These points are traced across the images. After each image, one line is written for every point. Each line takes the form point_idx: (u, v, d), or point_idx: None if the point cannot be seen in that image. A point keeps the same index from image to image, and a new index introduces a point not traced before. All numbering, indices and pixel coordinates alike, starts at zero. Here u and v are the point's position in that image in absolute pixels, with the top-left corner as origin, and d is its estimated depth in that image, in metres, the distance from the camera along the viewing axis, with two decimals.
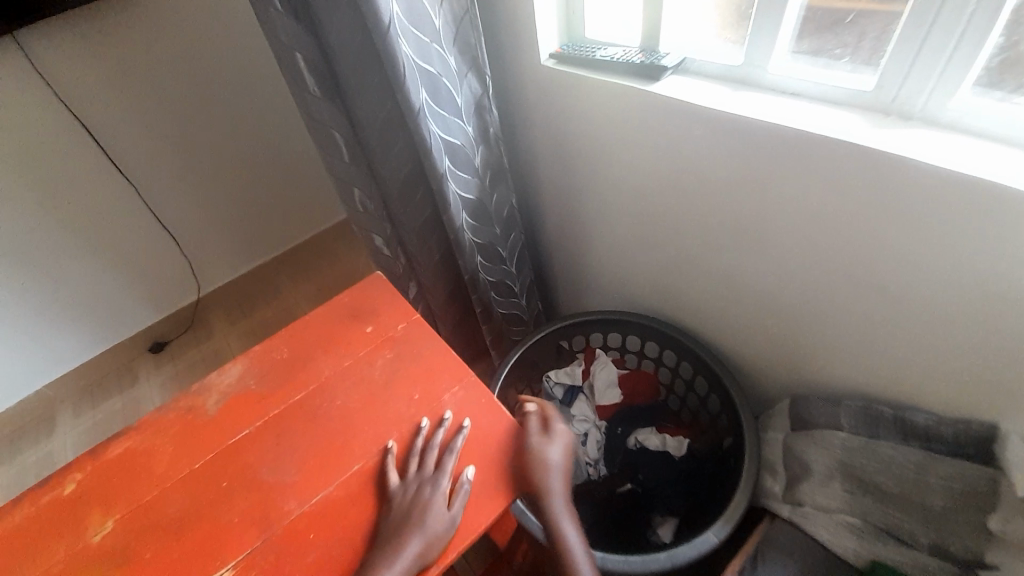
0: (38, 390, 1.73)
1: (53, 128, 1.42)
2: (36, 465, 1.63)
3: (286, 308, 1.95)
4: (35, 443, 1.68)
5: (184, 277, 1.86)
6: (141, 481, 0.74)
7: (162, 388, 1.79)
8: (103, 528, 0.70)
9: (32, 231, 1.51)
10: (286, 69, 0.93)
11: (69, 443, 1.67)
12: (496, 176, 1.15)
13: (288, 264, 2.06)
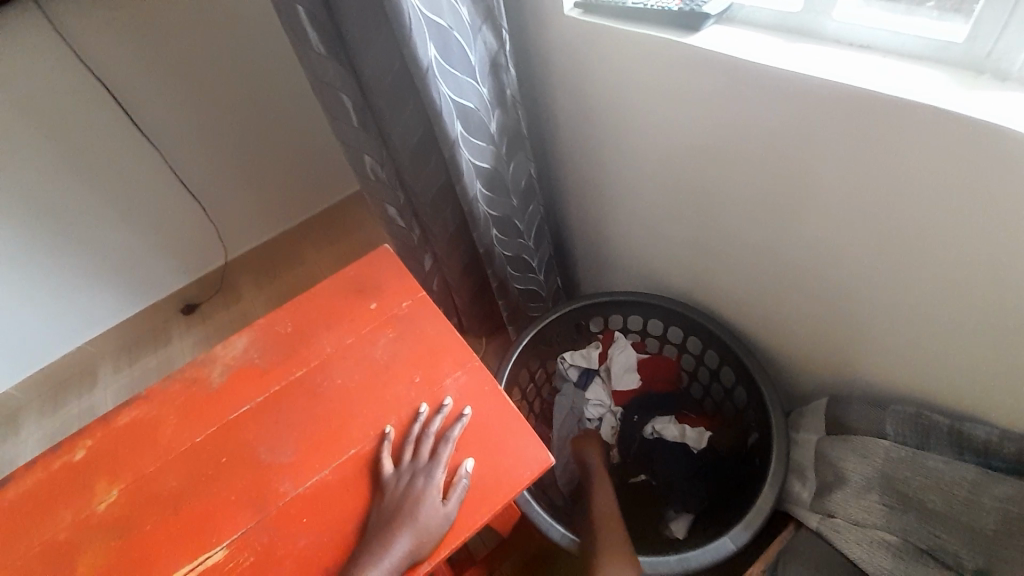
0: (79, 347, 1.82)
1: (73, 90, 1.41)
2: (79, 416, 1.74)
3: (309, 275, 1.95)
4: (79, 396, 1.78)
5: (209, 242, 1.88)
6: (146, 451, 0.75)
7: (192, 349, 1.85)
8: (109, 496, 0.72)
9: (62, 194, 1.54)
10: (288, 24, 0.86)
11: (109, 397, 1.77)
12: (514, 142, 1.06)
13: (310, 231, 2.04)
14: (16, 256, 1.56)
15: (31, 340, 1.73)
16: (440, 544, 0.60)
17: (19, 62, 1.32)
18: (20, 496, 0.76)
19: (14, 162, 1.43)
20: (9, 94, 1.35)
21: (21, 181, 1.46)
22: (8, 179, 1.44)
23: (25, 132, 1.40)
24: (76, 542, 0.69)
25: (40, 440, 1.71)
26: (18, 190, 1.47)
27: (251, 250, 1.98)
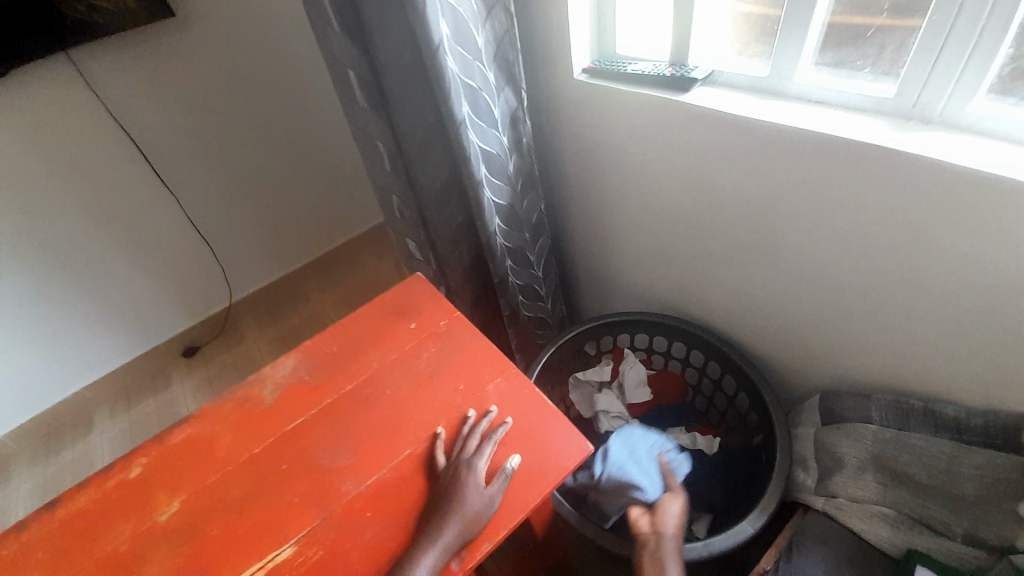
0: (77, 391, 1.81)
1: (108, 143, 1.53)
2: (72, 464, 1.71)
3: (314, 315, 2.02)
4: (72, 443, 1.76)
5: (217, 284, 1.95)
6: (203, 464, 0.80)
7: (193, 392, 1.86)
8: (170, 507, 0.76)
9: (82, 238, 1.61)
10: (338, 83, 1.01)
11: (105, 443, 1.75)
12: (528, 183, 1.19)
13: (314, 274, 2.14)
14: (28, 300, 1.59)
15: (29, 385, 1.72)
16: (496, 526, 0.67)
17: (59, 120, 1.44)
18: (73, 515, 0.79)
19: (44, 209, 1.51)
20: (47, 148, 1.45)
21: (46, 228, 1.53)
22: (35, 225, 1.51)
23: (58, 181, 1.50)
24: (140, 551, 0.73)
25: (30, 490, 1.67)
26: (41, 235, 1.54)
27: (258, 291, 2.05)
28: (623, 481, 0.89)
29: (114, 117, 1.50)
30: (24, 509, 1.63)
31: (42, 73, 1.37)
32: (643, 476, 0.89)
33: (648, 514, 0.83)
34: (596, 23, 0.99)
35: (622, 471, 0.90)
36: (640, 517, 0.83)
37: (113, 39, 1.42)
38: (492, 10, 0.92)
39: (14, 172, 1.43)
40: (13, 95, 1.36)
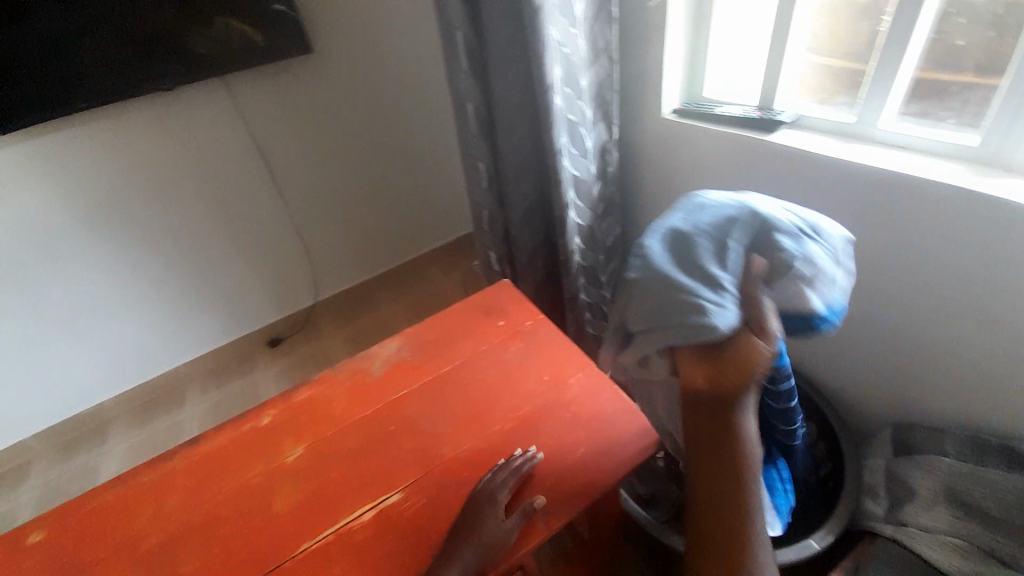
0: (176, 366, 2.04)
1: (245, 153, 1.81)
2: (168, 430, 1.90)
3: (385, 319, 2.19)
4: (170, 411, 1.96)
5: (307, 283, 2.17)
6: (325, 419, 0.94)
7: (276, 377, 2.03)
8: (296, 451, 0.90)
9: (210, 231, 1.87)
10: (458, 114, 1.21)
11: (194, 415, 1.94)
12: (607, 208, 1.29)
13: (386, 282, 2.32)
14: (160, 279, 1.86)
15: (145, 354, 1.96)
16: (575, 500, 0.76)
17: (211, 131, 1.72)
18: (214, 450, 0.93)
19: (187, 205, 1.79)
20: (199, 154, 1.74)
21: (185, 220, 1.81)
22: (179, 216, 1.79)
23: (201, 182, 1.78)
24: (271, 484, 0.86)
25: (129, 448, 1.86)
26: (181, 225, 1.81)
27: (338, 293, 2.25)
28: (676, 296, 0.66)
29: (251, 133, 1.78)
30: (123, 463, 1.81)
31: (202, 94, 1.66)
32: (713, 296, 0.65)
33: (711, 359, 0.64)
34: (689, 70, 1.12)
35: (675, 278, 0.67)
36: (703, 375, 0.63)
37: (262, 69, 1.71)
38: (596, 57, 1.07)
39: (171, 171, 1.72)
40: (181, 111, 1.65)
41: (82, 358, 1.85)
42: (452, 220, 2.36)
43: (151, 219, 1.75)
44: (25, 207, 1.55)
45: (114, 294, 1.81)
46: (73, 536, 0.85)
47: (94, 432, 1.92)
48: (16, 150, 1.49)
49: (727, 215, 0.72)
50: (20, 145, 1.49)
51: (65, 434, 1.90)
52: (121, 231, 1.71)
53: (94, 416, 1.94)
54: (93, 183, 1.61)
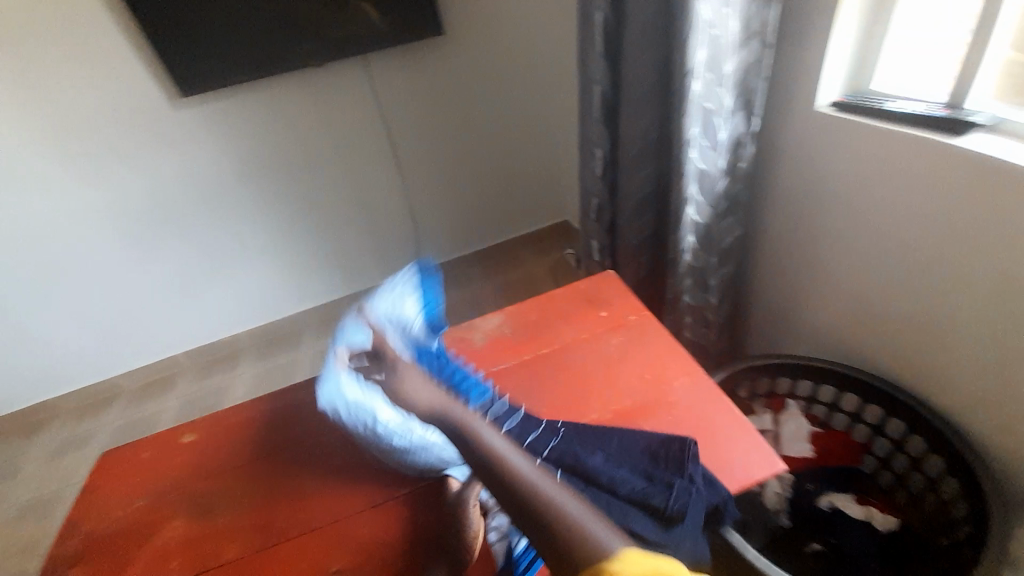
0: (297, 312, 2.22)
1: (373, 125, 1.96)
2: (281, 367, 2.06)
3: (476, 294, 2.23)
4: (286, 350, 2.13)
5: (410, 253, 2.29)
6: None
7: None
8: None
9: (336, 193, 2.04)
10: (584, 98, 1.20)
11: (307, 357, 2.08)
12: (731, 207, 1.17)
13: (478, 261, 2.38)
14: (290, 231, 2.05)
15: (269, 297, 2.15)
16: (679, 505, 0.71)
17: (348, 103, 1.89)
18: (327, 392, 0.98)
19: (321, 167, 1.97)
20: (336, 122, 1.91)
21: (316, 181, 1.99)
22: (313, 177, 1.97)
23: (333, 147, 1.95)
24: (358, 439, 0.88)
25: (250, 377, 2.04)
26: (312, 185, 1.99)
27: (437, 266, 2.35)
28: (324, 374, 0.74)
29: (379, 107, 1.93)
30: (244, 389, 2.00)
31: (343, 68, 1.83)
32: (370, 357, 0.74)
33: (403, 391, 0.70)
34: (857, 59, 0.99)
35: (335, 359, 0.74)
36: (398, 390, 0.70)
37: (398, 48, 1.85)
38: (748, 40, 0.98)
39: (311, 136, 1.90)
40: (328, 83, 1.84)
41: (224, 294, 2.08)
42: (552, 208, 2.38)
43: (290, 177, 1.95)
44: (198, 156, 1.81)
45: (253, 240, 2.01)
46: (209, 438, 0.93)
47: (224, 358, 2.15)
48: (199, 107, 1.74)
49: None
50: (203, 106, 1.74)
51: (205, 357, 2.16)
52: (266, 185, 1.92)
53: (225, 346, 2.16)
54: (251, 141, 1.84)
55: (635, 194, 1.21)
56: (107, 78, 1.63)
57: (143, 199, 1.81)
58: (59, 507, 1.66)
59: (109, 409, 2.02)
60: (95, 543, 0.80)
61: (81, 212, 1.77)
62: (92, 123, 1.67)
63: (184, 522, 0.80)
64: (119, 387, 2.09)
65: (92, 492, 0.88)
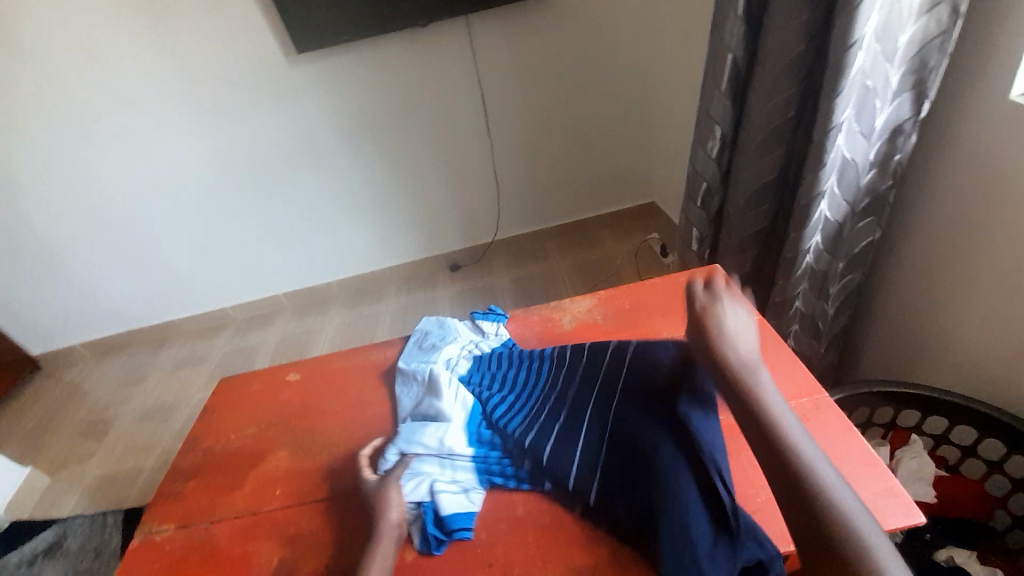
0: (380, 268, 2.33)
1: (470, 88, 1.94)
2: (364, 318, 2.19)
3: (553, 269, 2.20)
4: (369, 303, 2.27)
5: (491, 222, 2.29)
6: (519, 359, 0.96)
7: (452, 297, 2.18)
8: None
9: (427, 156, 2.08)
10: (710, 66, 1.07)
11: (388, 311, 2.19)
12: (872, 206, 1.02)
13: (560, 237, 2.34)
14: (382, 191, 2.13)
15: (358, 252, 2.28)
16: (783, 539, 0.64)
17: (448, 65, 1.89)
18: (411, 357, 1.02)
19: (416, 129, 2.01)
20: (435, 85, 1.92)
21: (411, 143, 2.03)
22: (409, 139, 2.02)
23: (430, 110, 1.97)
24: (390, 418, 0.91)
25: (336, 324, 2.20)
26: (407, 147, 2.04)
27: (516, 237, 2.34)
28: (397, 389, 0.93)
29: (478, 71, 1.91)
30: (330, 334, 2.16)
31: (447, 29, 1.82)
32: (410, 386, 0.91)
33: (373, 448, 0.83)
34: None
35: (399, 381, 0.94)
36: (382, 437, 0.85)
37: (503, 9, 1.80)
38: (934, 5, 0.82)
39: (410, 98, 1.93)
40: (431, 44, 1.84)
41: (319, 244, 2.23)
42: (639, 187, 2.29)
43: (387, 138, 2.00)
44: (307, 112, 1.91)
45: (348, 196, 2.12)
46: (312, 382, 1.01)
47: (315, 303, 2.34)
48: (312, 65, 1.83)
49: (425, 331, 1.02)
50: (316, 64, 1.83)
51: (300, 301, 2.36)
52: (364, 144, 2.00)
53: (318, 292, 2.35)
54: (355, 101, 1.91)
55: (755, 182, 1.08)
56: (236, 34, 1.75)
57: (257, 149, 1.96)
58: (177, 416, 1.92)
59: (220, 335, 2.30)
60: (215, 459, 0.91)
61: (206, 157, 1.96)
62: (220, 74, 1.81)
63: (289, 454, 0.88)
64: (229, 317, 2.36)
65: (212, 413, 1.00)
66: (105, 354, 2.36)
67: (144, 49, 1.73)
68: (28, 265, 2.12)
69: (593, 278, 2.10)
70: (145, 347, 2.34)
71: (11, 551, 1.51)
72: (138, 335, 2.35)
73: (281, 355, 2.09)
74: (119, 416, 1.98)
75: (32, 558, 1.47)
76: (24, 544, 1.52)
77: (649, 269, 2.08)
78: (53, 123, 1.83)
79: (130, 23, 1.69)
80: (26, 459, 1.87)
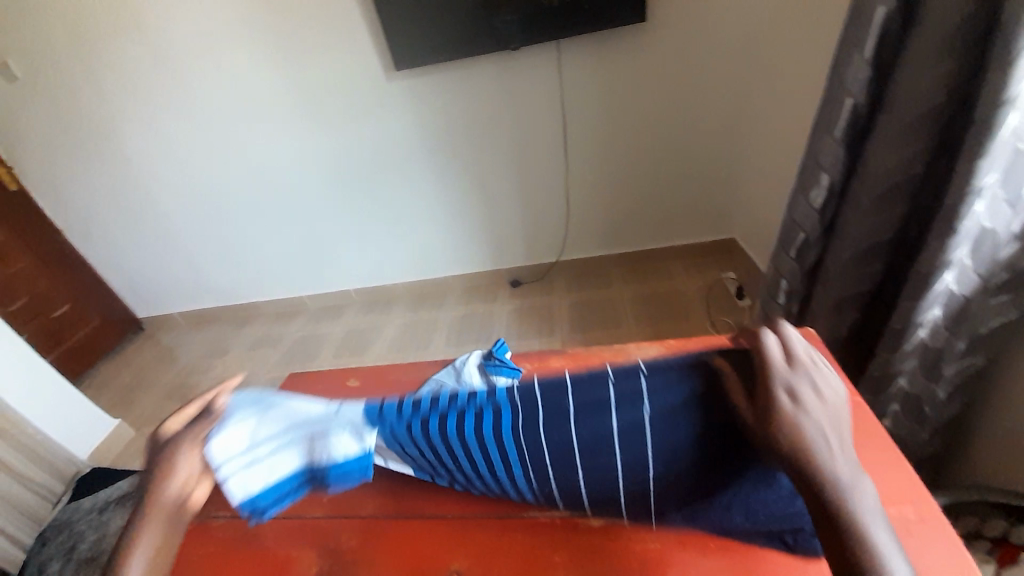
0: (445, 276, 2.39)
1: (551, 111, 1.95)
2: (423, 322, 2.24)
3: (616, 296, 2.12)
4: (432, 308, 2.32)
5: (557, 243, 2.27)
6: None
7: (511, 312, 2.17)
8: None
9: (501, 174, 2.10)
10: (824, 110, 0.98)
11: (446, 319, 2.23)
12: (1011, 283, 0.87)
13: (626, 264, 2.27)
14: (457, 202, 2.18)
15: (426, 258, 2.35)
16: None
17: (531, 86, 1.90)
18: None
19: (492, 146, 2.04)
20: (517, 105, 1.94)
21: (488, 160, 2.07)
22: (486, 155, 2.06)
23: (509, 128, 1.99)
24: None
25: (397, 324, 2.28)
26: (485, 163, 2.08)
27: (581, 261, 2.29)
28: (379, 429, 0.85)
29: (562, 95, 1.91)
30: (392, 331, 2.24)
31: (535, 53, 1.84)
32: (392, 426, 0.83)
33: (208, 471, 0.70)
34: None
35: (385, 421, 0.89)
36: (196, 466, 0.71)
37: (593, 38, 1.80)
38: None
39: (492, 117, 1.97)
40: (516, 67, 1.87)
41: (391, 247, 2.33)
42: (717, 222, 2.16)
43: (465, 154, 2.06)
44: (395, 122, 2.01)
45: (423, 205, 2.20)
46: (370, 389, 1.03)
47: (381, 302, 2.45)
48: (406, 80, 1.92)
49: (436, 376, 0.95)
50: (408, 80, 1.92)
51: (369, 297, 2.47)
52: (443, 157, 2.07)
53: (385, 292, 2.45)
54: (440, 117, 1.99)
55: (862, 240, 0.97)
56: (343, 49, 1.88)
57: (347, 155, 2.10)
58: None
59: (295, 321, 2.47)
60: None
61: (301, 157, 2.12)
62: (321, 84, 1.95)
63: None
64: (304, 305, 2.53)
65: None
66: (196, 325, 2.62)
67: (260, 59, 1.92)
68: (142, 238, 2.42)
69: (657, 311, 2.00)
70: (229, 323, 2.57)
71: (89, 494, 1.62)
72: (224, 311, 2.59)
73: (344, 348, 2.19)
74: (199, 383, 2.17)
75: (106, 505, 1.57)
76: (99, 491, 1.63)
77: (721, 311, 1.95)
78: (180, 119, 2.08)
79: (252, 36, 1.88)
80: (118, 410, 2.10)
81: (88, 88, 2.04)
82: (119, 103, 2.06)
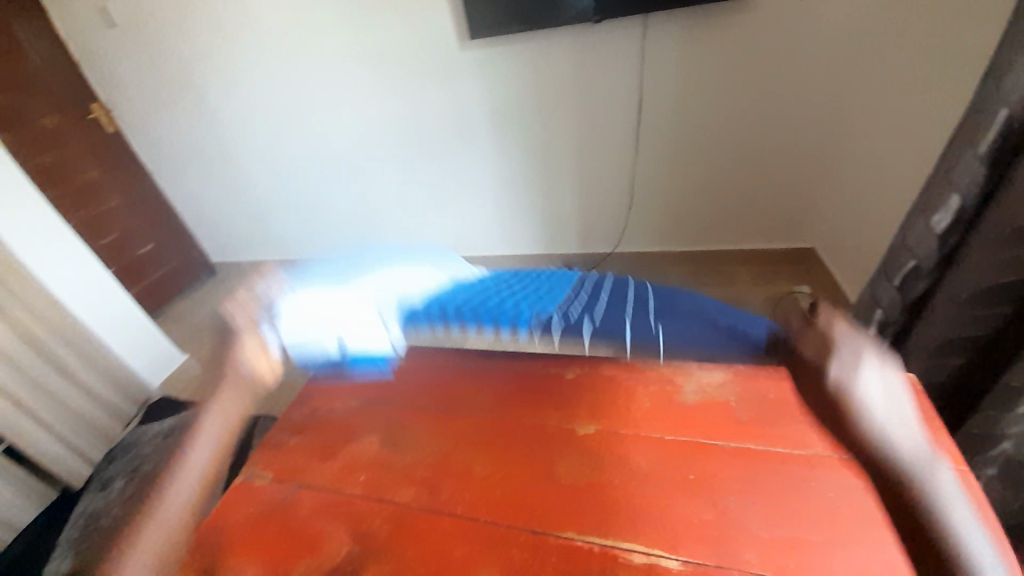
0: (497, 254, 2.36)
1: (628, 92, 1.81)
2: None
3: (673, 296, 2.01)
4: None
5: (616, 233, 2.17)
6: (615, 416, 0.73)
7: None
8: (585, 427, 0.73)
9: (567, 155, 2.01)
10: (975, 121, 0.85)
11: None
12: None
13: (688, 263, 2.14)
14: (517, 180, 2.12)
15: (480, 234, 2.33)
16: None
17: (610, 64, 1.77)
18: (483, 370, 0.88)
19: (560, 125, 1.94)
20: (592, 84, 1.82)
21: (554, 140, 1.98)
22: (552, 134, 1.97)
23: (580, 107, 1.88)
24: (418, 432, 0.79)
25: None
26: (550, 142, 1.99)
27: (639, 254, 2.18)
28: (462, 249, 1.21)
29: (642, 75, 1.76)
30: None
31: (619, 27, 1.69)
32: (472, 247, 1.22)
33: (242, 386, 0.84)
34: None
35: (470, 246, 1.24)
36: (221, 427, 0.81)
37: (685, 13, 1.62)
38: None
39: (564, 94, 1.87)
40: (597, 42, 1.74)
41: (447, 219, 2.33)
42: (798, 228, 1.97)
43: (532, 132, 1.98)
44: (464, 93, 1.95)
45: (483, 181, 2.16)
46: None
47: None
48: (480, 50, 1.84)
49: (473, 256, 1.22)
50: (481, 50, 1.84)
51: None
52: (509, 133, 2.00)
53: None
54: (510, 92, 1.91)
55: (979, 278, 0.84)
56: (419, 13, 1.82)
57: (414, 123, 2.08)
58: None
59: None
60: None
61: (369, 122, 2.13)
62: (393, 48, 1.91)
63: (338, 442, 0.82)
64: None
65: None
66: None
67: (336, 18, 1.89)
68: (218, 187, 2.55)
69: None
70: None
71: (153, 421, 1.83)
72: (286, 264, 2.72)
73: None
74: None
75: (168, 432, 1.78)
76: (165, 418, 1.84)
77: None
78: (259, 76, 2.12)
79: None
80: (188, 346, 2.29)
81: (177, 39, 2.12)
82: (204, 55, 2.13)
